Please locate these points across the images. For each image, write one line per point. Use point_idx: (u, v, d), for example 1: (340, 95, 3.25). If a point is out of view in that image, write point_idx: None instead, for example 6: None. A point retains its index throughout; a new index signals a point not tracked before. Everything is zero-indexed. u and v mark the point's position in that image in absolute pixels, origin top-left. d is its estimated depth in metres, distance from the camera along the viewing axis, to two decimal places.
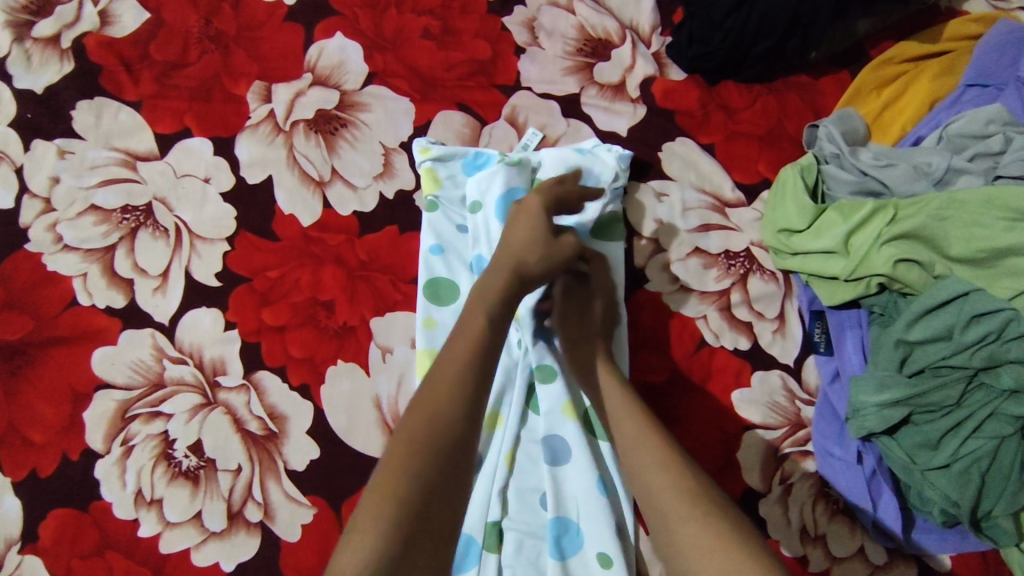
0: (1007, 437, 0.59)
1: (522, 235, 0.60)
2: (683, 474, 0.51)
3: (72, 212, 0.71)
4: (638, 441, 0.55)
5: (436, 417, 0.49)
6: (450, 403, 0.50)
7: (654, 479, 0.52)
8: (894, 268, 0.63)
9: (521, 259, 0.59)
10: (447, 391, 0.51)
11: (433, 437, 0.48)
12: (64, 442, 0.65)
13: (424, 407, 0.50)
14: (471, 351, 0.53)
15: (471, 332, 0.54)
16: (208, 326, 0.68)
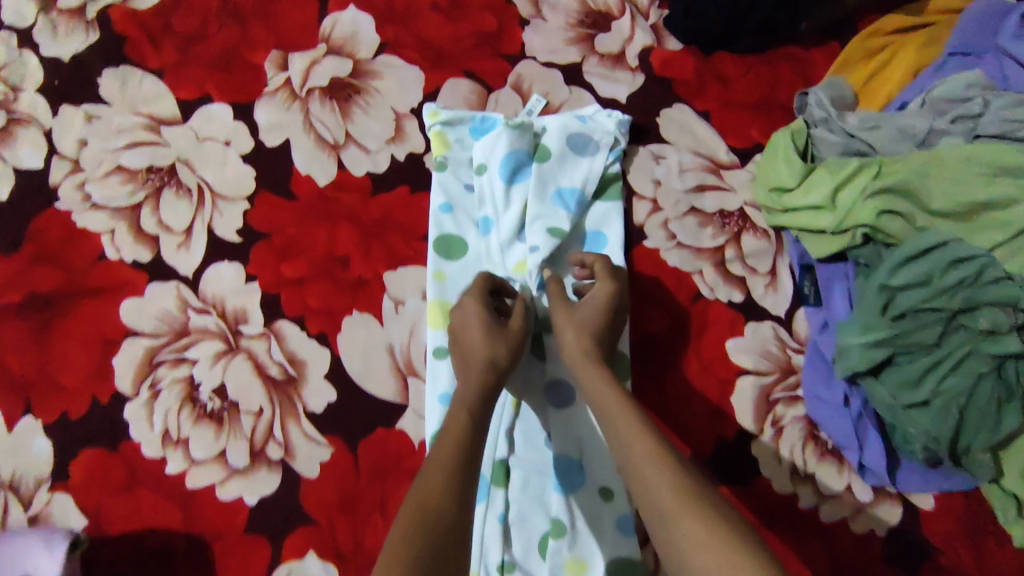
0: (984, 376, 0.63)
1: (479, 342, 0.61)
2: (676, 476, 0.48)
3: (99, 172, 0.74)
4: (629, 447, 0.51)
5: (428, 505, 0.48)
6: (442, 480, 0.50)
7: (651, 483, 0.48)
8: (878, 218, 0.67)
9: (486, 358, 0.60)
10: (437, 483, 0.49)
11: (423, 515, 0.47)
12: (93, 387, 0.69)
13: (417, 495, 0.49)
14: (456, 442, 0.53)
15: (455, 429, 0.54)
16: (230, 279, 0.72)
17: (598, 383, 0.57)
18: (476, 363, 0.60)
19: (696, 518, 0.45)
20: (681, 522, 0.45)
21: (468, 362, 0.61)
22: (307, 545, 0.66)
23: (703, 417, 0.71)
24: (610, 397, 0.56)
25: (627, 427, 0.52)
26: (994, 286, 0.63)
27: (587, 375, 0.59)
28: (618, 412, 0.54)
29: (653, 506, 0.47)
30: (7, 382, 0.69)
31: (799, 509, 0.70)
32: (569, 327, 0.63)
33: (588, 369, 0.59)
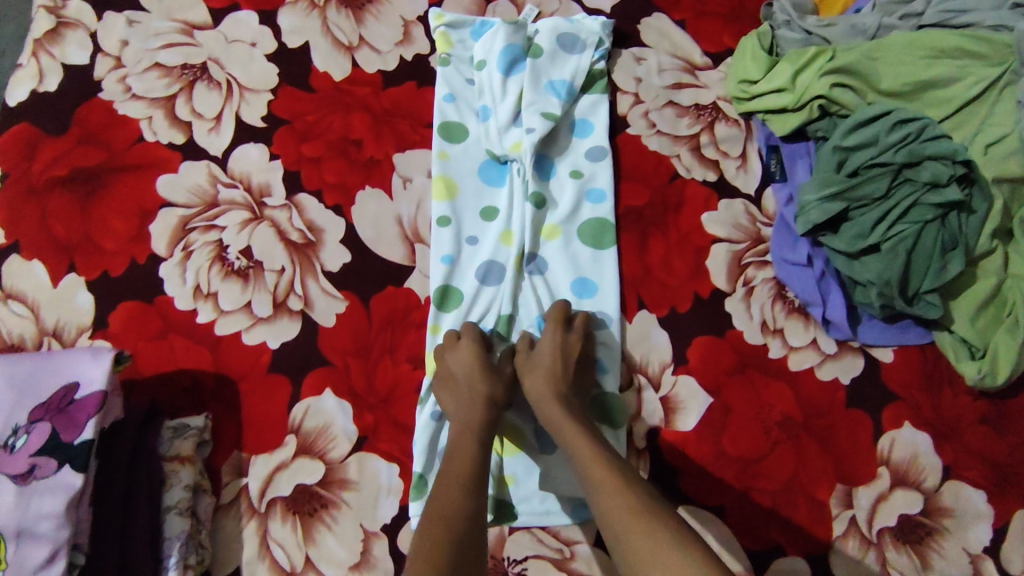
0: (928, 223, 0.70)
1: (468, 375, 0.68)
2: (635, 496, 0.55)
3: (139, 68, 0.83)
4: (591, 468, 0.58)
5: (443, 525, 0.55)
6: (455, 503, 0.57)
7: (610, 502, 0.55)
8: (832, 90, 0.76)
9: (483, 390, 0.67)
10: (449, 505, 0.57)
11: (439, 536, 0.54)
12: (131, 249, 0.76)
13: (432, 515, 0.56)
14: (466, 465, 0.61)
15: (460, 459, 0.62)
16: (256, 158, 0.80)
17: (566, 422, 0.63)
18: (470, 399, 0.66)
19: (650, 539, 0.52)
20: (638, 540, 0.52)
21: (464, 396, 0.67)
22: (323, 384, 0.72)
23: (681, 278, 0.78)
24: (576, 432, 0.62)
25: (590, 456, 0.59)
26: (934, 143, 0.70)
27: (555, 415, 0.64)
28: (582, 445, 0.61)
29: (614, 528, 0.54)
30: (53, 245, 0.76)
31: (769, 358, 0.76)
32: (530, 376, 0.68)
33: (555, 408, 0.65)
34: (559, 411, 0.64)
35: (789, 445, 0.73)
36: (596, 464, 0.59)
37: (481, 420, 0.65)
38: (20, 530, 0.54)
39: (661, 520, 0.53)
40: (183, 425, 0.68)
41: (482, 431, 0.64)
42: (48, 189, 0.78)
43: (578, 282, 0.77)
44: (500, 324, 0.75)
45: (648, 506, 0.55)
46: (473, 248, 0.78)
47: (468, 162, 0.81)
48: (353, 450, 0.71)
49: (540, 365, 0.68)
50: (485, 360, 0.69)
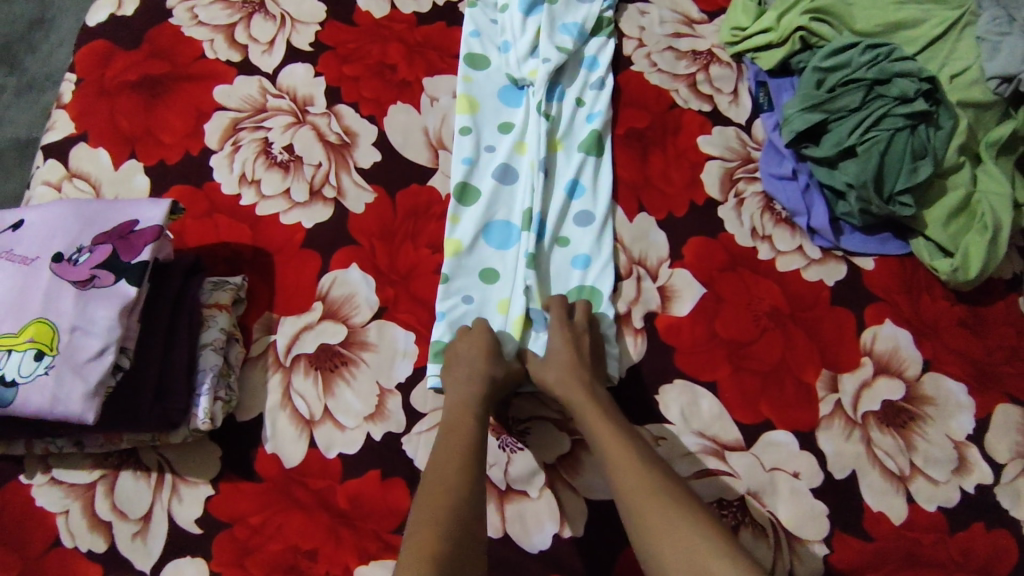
0: (900, 131, 0.80)
1: (476, 356, 0.71)
2: (651, 476, 0.59)
3: (206, 1, 0.95)
4: (612, 450, 0.62)
5: (446, 484, 0.59)
6: (455, 468, 0.61)
7: (627, 479, 0.59)
8: (811, 23, 0.88)
9: (486, 371, 0.70)
10: (458, 464, 0.61)
11: (441, 501, 0.57)
12: (186, 143, 0.86)
13: (430, 487, 0.59)
14: (469, 429, 0.65)
15: (464, 431, 0.64)
16: (302, 75, 0.91)
17: (584, 404, 0.67)
18: (474, 379, 0.69)
19: (657, 510, 0.56)
20: (648, 509, 0.57)
21: (473, 342, 0.72)
22: (350, 260, 0.79)
23: (678, 187, 0.86)
24: (600, 416, 0.65)
25: (609, 438, 0.63)
26: (901, 62, 0.82)
27: (575, 399, 0.68)
28: (599, 427, 0.65)
29: (630, 504, 0.58)
30: (117, 136, 0.86)
31: (758, 259, 0.83)
32: (547, 365, 0.71)
33: (574, 392, 0.68)
34: (584, 397, 0.67)
35: (778, 333, 0.79)
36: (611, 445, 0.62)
37: (479, 396, 0.68)
38: (75, 326, 0.61)
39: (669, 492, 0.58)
40: (222, 281, 0.75)
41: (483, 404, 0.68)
42: (118, 91, 0.88)
43: (582, 184, 0.84)
44: (523, 217, 0.81)
45: (658, 480, 0.59)
46: (491, 155, 0.86)
47: (490, 85, 0.91)
48: (374, 317, 0.77)
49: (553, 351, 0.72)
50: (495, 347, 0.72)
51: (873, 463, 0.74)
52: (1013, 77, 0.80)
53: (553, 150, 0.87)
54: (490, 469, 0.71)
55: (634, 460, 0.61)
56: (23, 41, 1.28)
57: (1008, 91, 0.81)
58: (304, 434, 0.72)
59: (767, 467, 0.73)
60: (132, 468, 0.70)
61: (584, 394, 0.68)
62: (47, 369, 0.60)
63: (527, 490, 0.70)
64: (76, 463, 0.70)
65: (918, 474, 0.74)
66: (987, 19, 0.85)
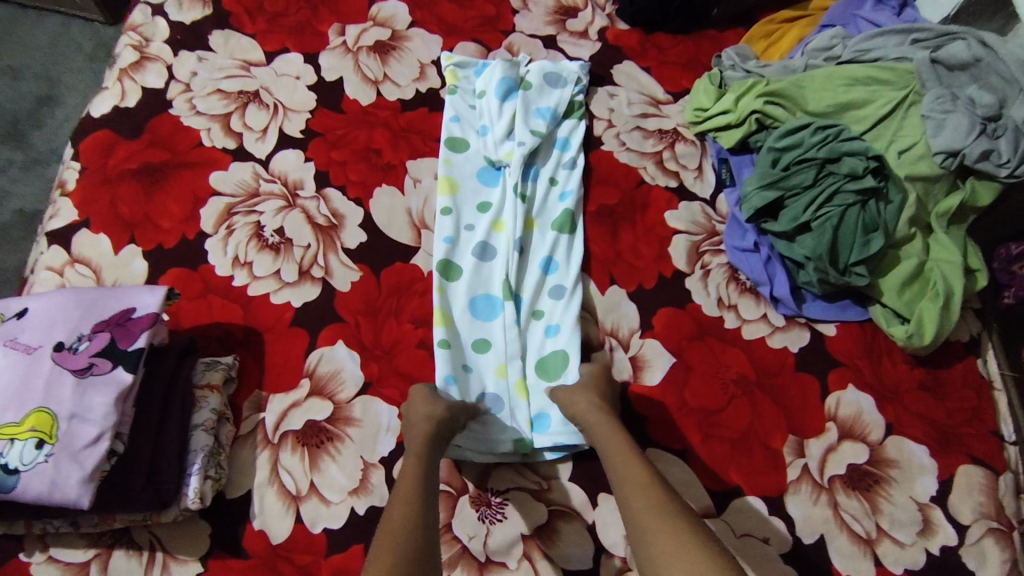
0: (851, 206, 0.85)
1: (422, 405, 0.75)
2: (660, 495, 0.64)
3: (204, 93, 1.02)
4: (626, 472, 0.67)
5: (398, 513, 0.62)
6: (405, 507, 0.63)
7: (637, 498, 0.64)
8: (765, 106, 0.94)
9: (428, 413, 0.74)
10: (412, 490, 0.65)
11: (393, 529, 0.60)
12: (183, 227, 0.91)
13: (389, 525, 0.61)
14: (420, 460, 0.69)
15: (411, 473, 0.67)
16: (293, 160, 0.97)
17: (606, 434, 0.72)
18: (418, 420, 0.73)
19: (670, 529, 0.60)
20: (660, 527, 0.60)
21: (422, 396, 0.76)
22: (337, 337, 0.84)
23: (647, 260, 0.91)
24: (616, 445, 0.71)
25: (628, 465, 0.68)
26: (848, 142, 0.87)
27: (597, 427, 0.73)
28: (621, 452, 0.70)
29: (637, 522, 0.62)
30: (118, 221, 0.91)
31: (724, 328, 0.87)
32: (576, 395, 0.77)
33: (597, 423, 0.74)
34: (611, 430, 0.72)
35: (746, 400, 0.83)
36: (631, 469, 0.67)
37: (425, 435, 0.71)
38: (74, 413, 0.65)
39: (678, 512, 0.62)
40: (214, 361, 0.79)
41: (432, 444, 0.71)
42: (119, 179, 0.94)
43: (557, 261, 0.90)
44: (502, 290, 0.86)
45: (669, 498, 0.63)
46: (470, 233, 0.92)
47: (469, 167, 0.97)
48: (359, 393, 0.80)
49: (585, 387, 0.78)
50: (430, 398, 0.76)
51: (841, 527, 0.76)
52: (957, 151, 0.87)
53: (529, 229, 0.92)
54: (470, 540, 0.73)
55: (645, 482, 0.65)
56: (30, 117, 1.36)
57: (954, 165, 0.88)
58: (290, 510, 0.74)
59: (739, 533, 0.75)
60: (125, 547, 0.72)
61: (603, 424, 0.73)
62: (46, 456, 0.63)
63: (506, 562, 0.73)
64: (70, 543, 0.72)
65: (884, 538, 0.76)
66: (932, 97, 0.91)
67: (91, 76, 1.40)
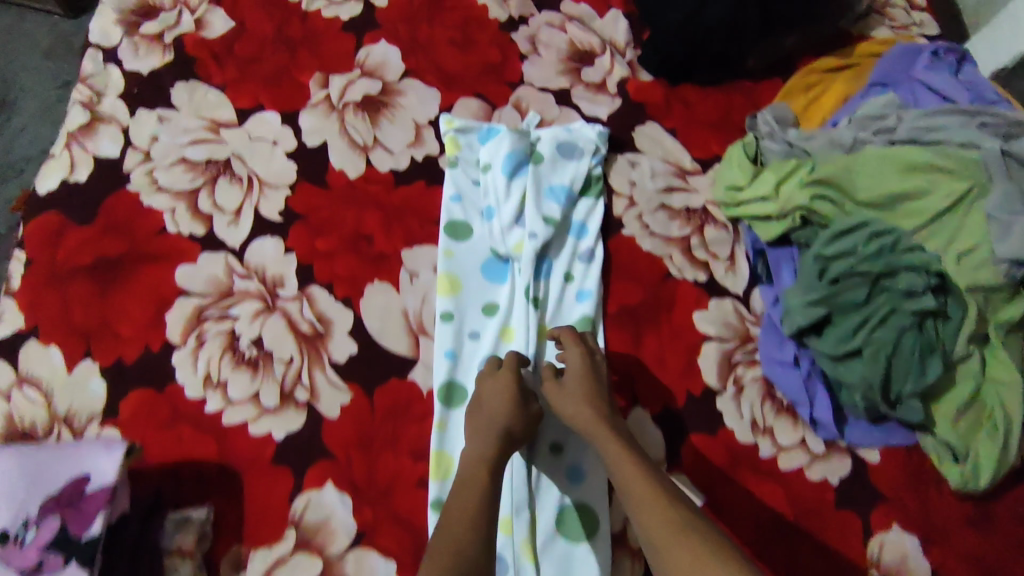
0: (907, 329, 0.75)
1: (504, 406, 0.71)
2: (673, 514, 0.60)
3: (167, 163, 0.89)
4: (633, 487, 0.63)
5: (457, 542, 0.60)
6: (466, 531, 0.61)
7: (650, 520, 0.60)
8: (812, 202, 0.82)
9: (506, 425, 0.70)
10: (473, 508, 0.63)
11: (448, 556, 0.58)
12: (146, 336, 0.80)
13: (442, 545, 0.59)
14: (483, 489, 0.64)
15: (475, 485, 0.65)
16: (271, 250, 0.84)
17: (607, 442, 0.67)
18: (493, 433, 0.69)
19: (692, 553, 0.57)
20: (681, 551, 0.57)
21: (495, 399, 0.71)
22: (325, 476, 0.74)
23: (674, 374, 0.82)
24: (619, 456, 0.66)
25: (636, 480, 0.64)
26: (908, 254, 0.76)
27: (593, 433, 0.69)
28: (626, 467, 0.65)
29: (657, 546, 0.59)
30: (72, 329, 0.79)
31: (759, 457, 0.79)
32: (563, 402, 0.72)
33: (592, 426, 0.69)
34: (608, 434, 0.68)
35: (781, 546, 0.75)
36: (640, 484, 0.63)
37: (493, 452, 0.68)
38: None
39: (699, 535, 0.58)
40: (184, 517, 0.71)
41: (499, 460, 0.68)
42: (71, 276, 0.81)
43: None
44: None
45: (688, 519, 0.60)
46: (476, 344, 0.81)
47: (473, 260, 0.85)
48: (352, 546, 0.72)
49: (573, 393, 0.72)
50: (515, 398, 0.71)
51: None
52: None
53: (543, 339, 0.82)
54: None
55: (660, 502, 0.61)
56: None
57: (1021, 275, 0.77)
58: None
59: None
60: None
61: (602, 431, 0.69)
62: None
63: None
64: None
65: None
66: (999, 195, 0.78)
67: (46, 82, 1.22)
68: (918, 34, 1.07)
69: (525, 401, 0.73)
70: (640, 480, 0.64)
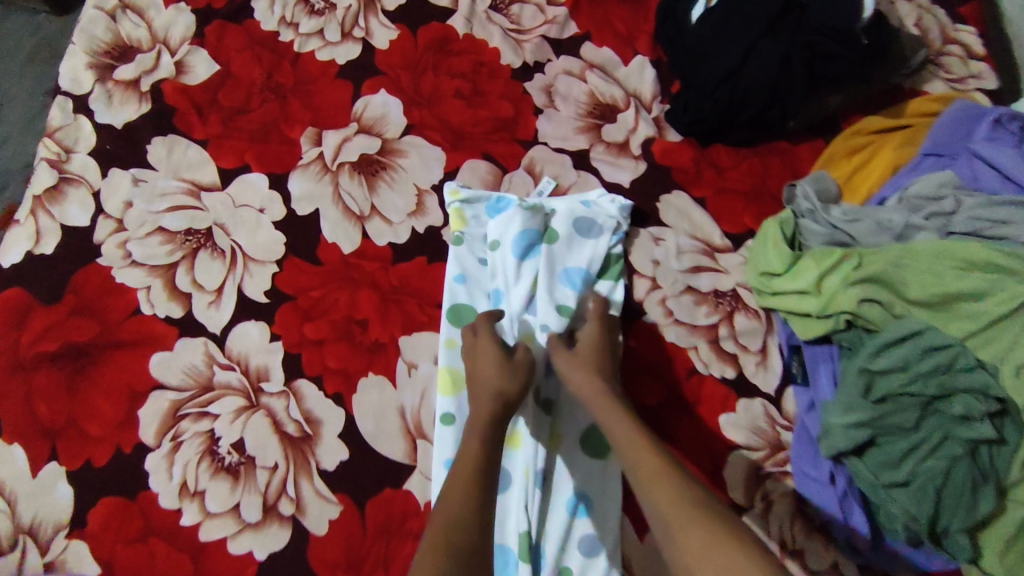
0: (959, 459, 0.67)
1: (493, 375, 0.69)
2: (679, 484, 0.56)
3: (141, 232, 0.80)
4: (637, 452, 0.59)
5: (445, 517, 0.56)
6: (458, 508, 0.56)
7: (654, 488, 0.56)
8: (859, 306, 0.73)
9: (497, 388, 0.67)
10: (466, 481, 0.59)
11: (439, 532, 0.54)
12: (118, 436, 0.73)
13: (435, 525, 0.55)
14: (473, 466, 0.60)
15: (467, 462, 0.61)
16: (255, 337, 0.77)
17: (610, 410, 0.65)
18: (484, 398, 0.67)
19: (698, 523, 0.52)
20: (689, 524, 0.52)
21: (487, 361, 0.70)
22: None
23: None
24: (622, 422, 0.63)
25: (639, 444, 0.60)
26: (965, 374, 0.68)
27: (598, 399, 0.66)
28: (629, 431, 0.62)
29: (662, 515, 0.54)
30: (36, 426, 0.72)
31: None
32: (570, 366, 0.70)
33: (597, 393, 0.67)
34: (611, 402, 0.66)
35: None
36: (643, 448, 0.59)
37: (489, 415, 0.65)
38: None
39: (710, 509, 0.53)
40: None
41: (492, 423, 0.65)
42: (34, 365, 0.74)
43: (588, 497, 0.73)
44: (519, 544, 0.69)
45: (695, 490, 0.55)
46: None
47: None
48: None
49: (580, 358, 0.71)
50: (506, 359, 0.70)
51: None
52: None
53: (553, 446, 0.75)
54: None
55: (664, 467, 0.57)
56: None
57: None
58: None
59: None
60: None
61: (605, 398, 0.66)
62: None
63: None
64: None
65: None
66: None
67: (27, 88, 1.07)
68: (976, 89, 0.96)
69: (512, 355, 0.71)
70: (648, 450, 0.59)
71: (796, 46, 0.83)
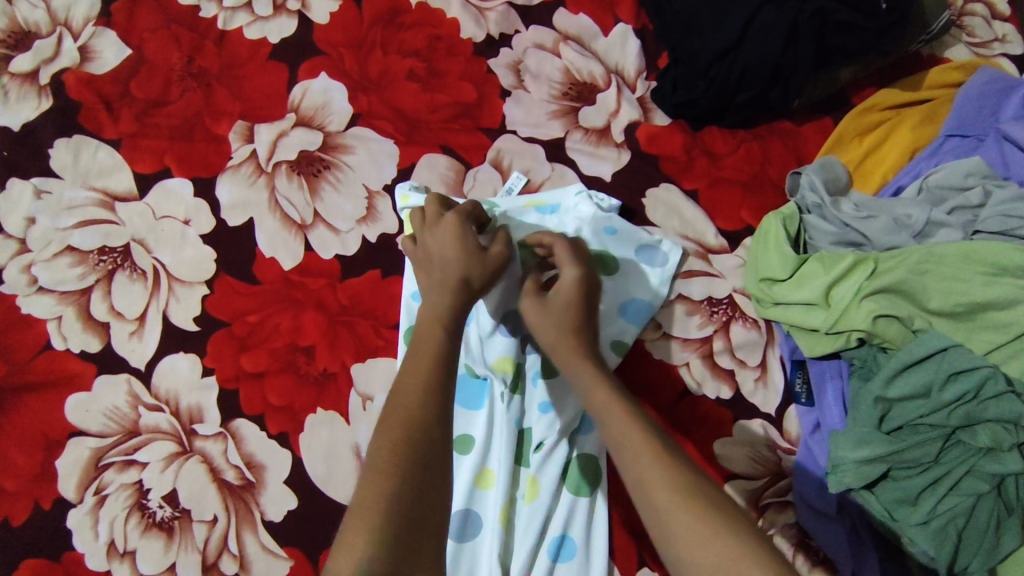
0: (983, 495, 0.60)
1: (457, 257, 0.55)
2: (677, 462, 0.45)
3: (48, 254, 0.69)
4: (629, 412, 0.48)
5: (407, 405, 0.46)
6: (416, 398, 0.46)
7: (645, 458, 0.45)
8: (875, 325, 0.63)
9: (462, 273, 0.55)
10: (427, 372, 0.48)
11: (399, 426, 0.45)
12: (35, 491, 0.64)
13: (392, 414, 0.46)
14: (433, 361, 0.49)
15: (427, 348, 0.50)
16: (185, 373, 0.67)
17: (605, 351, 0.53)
18: (448, 285, 0.54)
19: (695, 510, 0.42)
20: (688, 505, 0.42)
21: (447, 238, 0.57)
22: None
23: None
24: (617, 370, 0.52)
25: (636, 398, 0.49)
26: (996, 402, 0.59)
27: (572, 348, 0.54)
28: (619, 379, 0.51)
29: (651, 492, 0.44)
30: None
31: None
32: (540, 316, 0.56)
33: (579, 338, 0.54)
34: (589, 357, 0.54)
35: None
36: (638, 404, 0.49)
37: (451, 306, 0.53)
38: None
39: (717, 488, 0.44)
40: None
41: (456, 317, 0.53)
42: None
43: (571, 540, 0.65)
44: None
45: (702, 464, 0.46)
46: None
47: None
48: None
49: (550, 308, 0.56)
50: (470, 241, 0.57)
51: None
52: None
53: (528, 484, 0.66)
54: None
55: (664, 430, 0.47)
56: None
57: None
58: None
59: None
60: None
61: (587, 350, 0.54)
62: None
63: None
64: None
65: None
66: None
67: None
68: (1001, 54, 0.84)
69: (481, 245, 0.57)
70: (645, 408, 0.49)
71: (804, 15, 0.72)
